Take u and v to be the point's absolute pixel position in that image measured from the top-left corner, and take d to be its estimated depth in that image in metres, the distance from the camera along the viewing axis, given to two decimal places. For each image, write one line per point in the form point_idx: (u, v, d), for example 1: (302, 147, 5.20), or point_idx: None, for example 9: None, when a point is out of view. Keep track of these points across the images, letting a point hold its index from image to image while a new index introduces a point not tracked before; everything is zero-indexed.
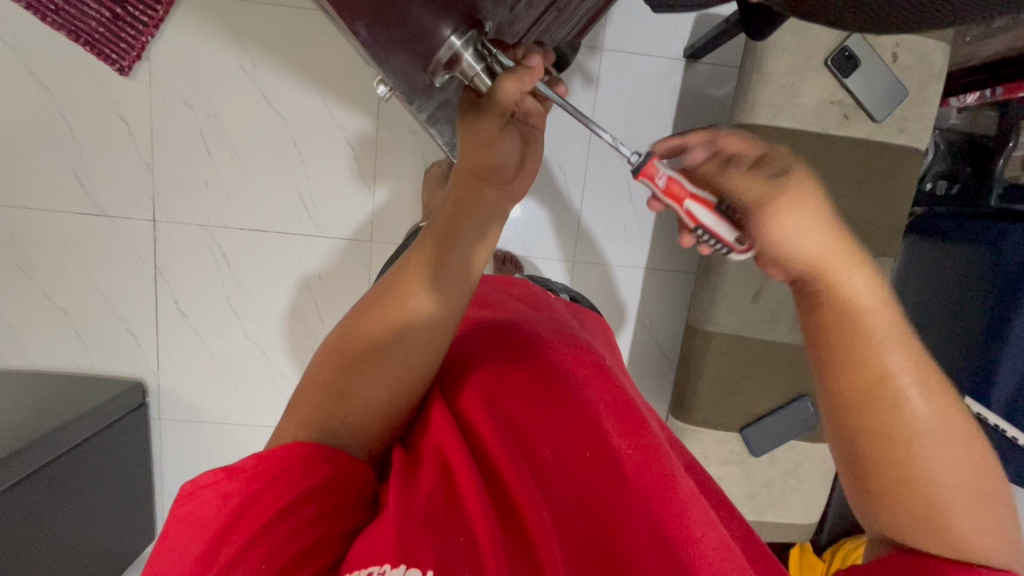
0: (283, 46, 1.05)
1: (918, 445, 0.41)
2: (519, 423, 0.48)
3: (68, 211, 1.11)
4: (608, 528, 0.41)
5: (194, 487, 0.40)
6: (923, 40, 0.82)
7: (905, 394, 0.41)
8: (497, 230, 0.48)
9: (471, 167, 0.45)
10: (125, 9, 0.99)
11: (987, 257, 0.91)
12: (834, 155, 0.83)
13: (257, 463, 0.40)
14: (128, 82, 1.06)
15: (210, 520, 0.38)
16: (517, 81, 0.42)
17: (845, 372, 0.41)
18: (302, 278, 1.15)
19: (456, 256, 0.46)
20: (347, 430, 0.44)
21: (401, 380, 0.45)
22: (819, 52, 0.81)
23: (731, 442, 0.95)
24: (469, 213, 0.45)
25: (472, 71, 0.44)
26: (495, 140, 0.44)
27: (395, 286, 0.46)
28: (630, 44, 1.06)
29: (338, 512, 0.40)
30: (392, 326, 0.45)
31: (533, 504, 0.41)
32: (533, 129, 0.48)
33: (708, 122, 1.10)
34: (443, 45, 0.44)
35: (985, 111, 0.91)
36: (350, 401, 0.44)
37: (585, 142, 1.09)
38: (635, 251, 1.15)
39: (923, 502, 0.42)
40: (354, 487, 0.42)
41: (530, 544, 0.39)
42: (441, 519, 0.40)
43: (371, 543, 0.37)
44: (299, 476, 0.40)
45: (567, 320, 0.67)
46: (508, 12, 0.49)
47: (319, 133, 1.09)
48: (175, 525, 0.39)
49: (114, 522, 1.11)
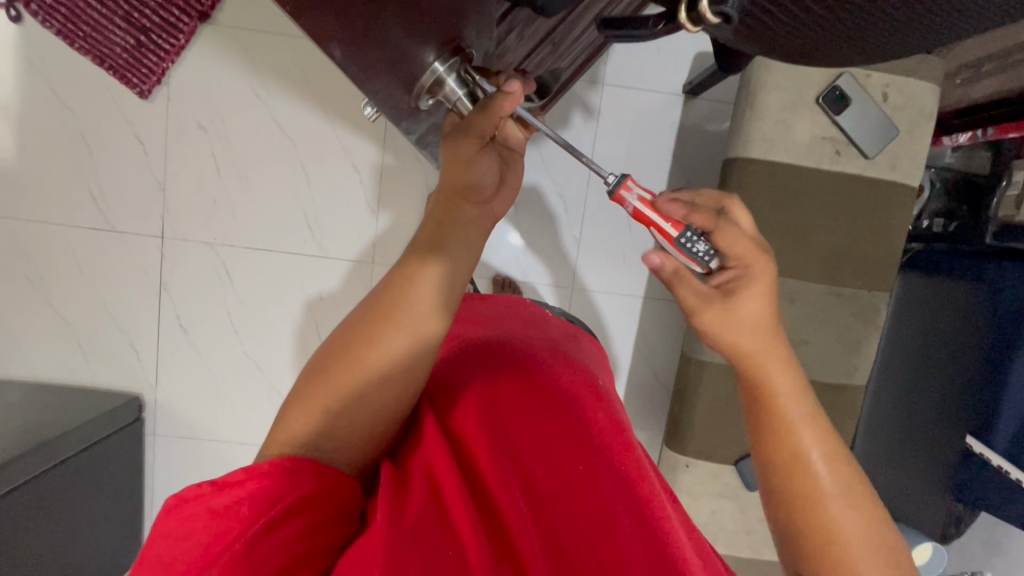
0: (297, 74, 1.09)
1: (826, 502, 0.45)
2: (510, 437, 0.48)
3: (81, 226, 1.14)
4: (595, 542, 0.40)
5: (178, 501, 0.38)
6: (913, 81, 0.84)
7: (808, 458, 0.46)
8: (480, 247, 0.49)
9: (452, 184, 0.47)
10: (149, 37, 1.04)
11: (987, 297, 0.90)
12: (825, 191, 0.84)
13: (244, 477, 0.39)
14: (147, 105, 1.10)
15: (197, 534, 0.37)
16: (495, 109, 0.45)
17: (765, 435, 0.47)
18: (304, 299, 1.17)
19: (431, 280, 0.46)
20: (332, 445, 0.44)
21: (388, 396, 0.46)
22: (810, 90, 0.83)
23: (726, 475, 0.94)
24: (454, 229, 0.47)
25: (455, 95, 0.47)
26: (474, 161, 0.46)
27: (386, 303, 0.46)
28: (629, 80, 1.10)
29: (324, 527, 0.40)
30: (377, 342, 0.45)
31: (523, 526, 0.41)
32: (512, 152, 0.50)
33: (706, 155, 1.13)
34: (427, 70, 0.47)
35: (977, 150, 0.94)
36: (337, 415, 0.44)
37: (585, 172, 1.12)
38: (632, 279, 1.16)
39: (832, 557, 0.44)
40: (340, 500, 0.42)
41: (520, 564, 0.38)
42: (431, 534, 0.39)
43: (362, 551, 0.35)
44: (286, 489, 0.39)
45: (560, 339, 0.67)
46: (496, 41, 0.53)
47: (327, 157, 1.12)
48: (158, 541, 0.37)
49: (102, 537, 1.09)
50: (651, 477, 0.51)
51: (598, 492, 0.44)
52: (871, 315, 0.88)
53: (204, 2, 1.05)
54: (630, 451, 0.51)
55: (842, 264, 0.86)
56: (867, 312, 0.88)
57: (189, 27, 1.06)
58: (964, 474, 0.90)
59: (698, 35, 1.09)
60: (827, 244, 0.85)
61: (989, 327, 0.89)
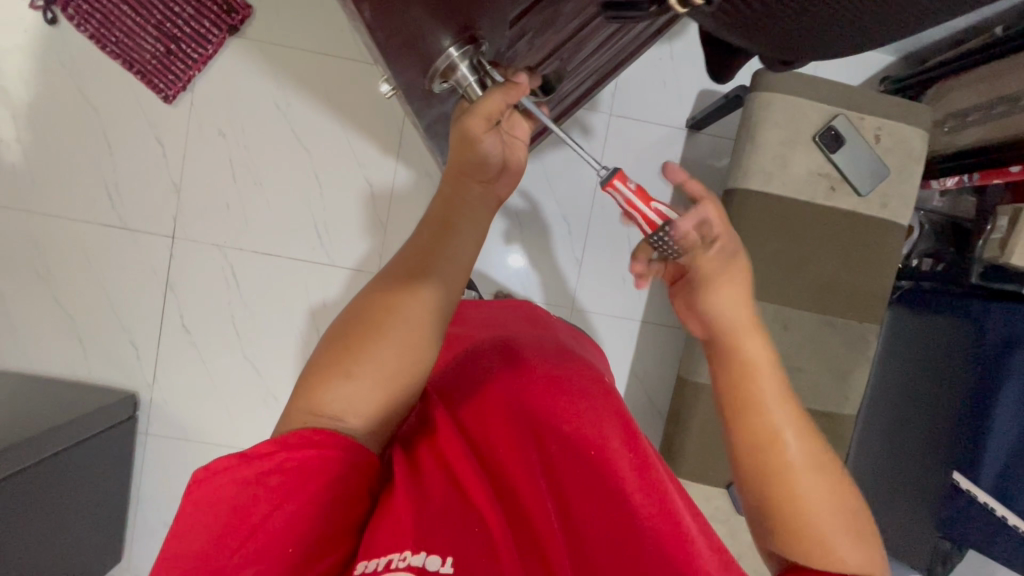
0: (318, 88, 1.14)
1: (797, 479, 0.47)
2: (524, 424, 0.51)
3: (93, 223, 1.16)
4: (611, 522, 0.44)
5: (210, 473, 0.42)
6: (903, 125, 0.89)
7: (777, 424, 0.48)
8: (487, 222, 0.53)
9: (459, 164, 0.50)
10: (178, 46, 1.10)
11: (974, 332, 0.93)
12: (819, 223, 0.88)
13: (272, 449, 0.42)
14: (170, 109, 1.14)
15: (229, 501, 0.40)
16: (503, 95, 0.47)
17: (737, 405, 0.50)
18: (308, 306, 1.18)
19: (447, 256, 0.50)
20: (352, 413, 0.46)
21: (402, 359, 0.48)
22: (807, 128, 0.88)
23: (717, 498, 0.95)
24: (463, 209, 0.51)
25: (466, 81, 0.50)
26: (480, 140, 0.48)
27: (399, 274, 0.50)
28: (636, 112, 1.16)
29: (351, 506, 0.44)
30: (393, 311, 0.48)
31: (538, 499, 0.44)
32: (516, 139, 0.52)
33: (707, 187, 1.17)
34: (441, 55, 0.49)
35: (964, 197, 1.00)
36: (356, 381, 0.46)
37: (590, 195, 1.16)
38: (630, 302, 1.19)
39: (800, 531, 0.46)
40: (365, 483, 0.46)
41: (536, 532, 0.41)
42: (453, 512, 0.43)
43: (390, 529, 0.39)
44: (313, 461, 0.42)
45: (566, 339, 0.70)
46: (506, 42, 0.54)
47: (341, 168, 1.16)
48: (194, 507, 0.41)
49: (86, 536, 1.08)
50: (658, 466, 0.54)
51: (610, 478, 0.48)
52: (863, 346, 0.91)
53: (235, 17, 1.10)
54: (638, 443, 0.55)
55: (835, 295, 0.89)
56: (859, 342, 0.91)
57: (217, 39, 1.11)
58: (950, 510, 0.90)
59: (702, 74, 1.15)
60: (821, 275, 0.89)
61: (974, 359, 0.92)
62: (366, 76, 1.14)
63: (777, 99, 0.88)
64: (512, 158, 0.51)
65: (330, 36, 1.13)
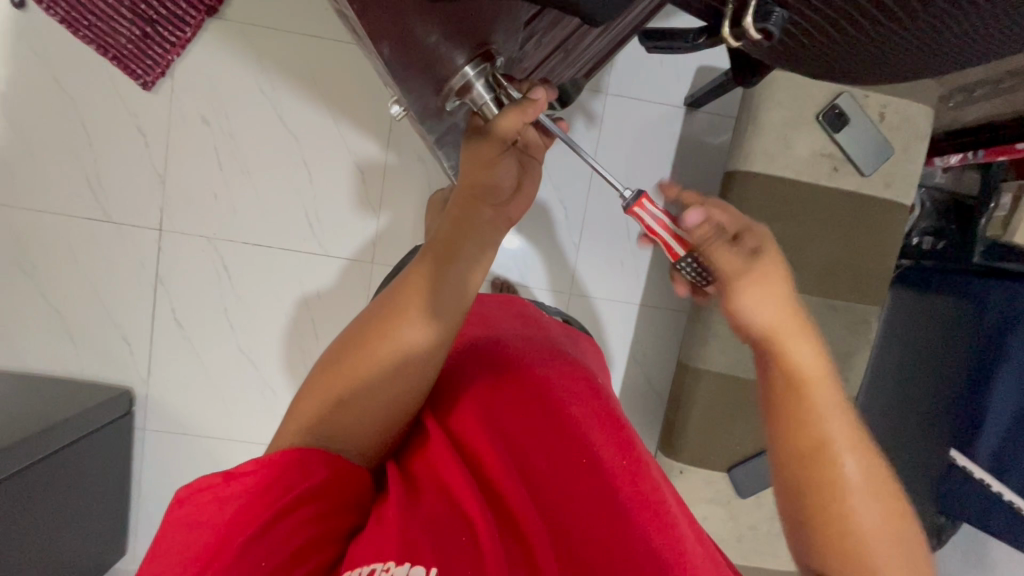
0: (304, 70, 1.09)
1: (849, 493, 0.45)
2: (516, 433, 0.50)
3: (76, 216, 1.13)
4: (601, 530, 0.43)
5: (193, 490, 0.44)
6: (909, 103, 0.87)
7: (838, 447, 0.46)
8: (494, 245, 0.50)
9: (472, 184, 0.47)
10: (154, 28, 1.05)
11: (975, 312, 0.91)
12: (820, 206, 0.87)
13: (255, 468, 0.44)
14: (150, 96, 1.10)
15: (210, 519, 0.42)
16: (519, 113, 0.42)
17: (791, 420, 0.47)
18: (302, 297, 1.16)
19: (453, 279, 0.48)
20: (346, 435, 0.48)
21: (401, 382, 0.48)
22: (810, 108, 0.86)
23: (719, 482, 0.96)
24: (469, 228, 0.48)
25: (481, 100, 0.46)
26: (494, 164, 0.46)
27: (396, 297, 0.48)
28: (634, 92, 1.12)
29: (335, 514, 0.44)
30: (396, 335, 0.47)
31: (531, 512, 0.43)
32: (533, 158, 0.50)
33: (706, 167, 1.15)
34: (457, 74, 0.46)
35: (967, 173, 0.95)
36: (350, 406, 0.47)
37: (587, 178, 1.14)
38: (629, 286, 1.17)
39: (852, 548, 0.44)
40: (353, 491, 0.46)
41: (527, 545, 0.41)
42: (441, 526, 0.43)
43: (378, 542, 0.40)
44: (297, 478, 0.43)
45: (562, 339, 0.69)
46: (518, 47, 0.52)
47: (330, 154, 1.12)
48: (176, 525, 0.43)
49: (89, 532, 1.08)
50: (652, 469, 0.54)
51: (602, 485, 0.47)
52: (863, 328, 0.90)
53: None
54: (631, 445, 0.54)
55: (837, 278, 0.88)
56: (859, 325, 0.90)
57: (196, 21, 1.06)
58: (949, 485, 0.91)
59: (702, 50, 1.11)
60: (821, 258, 0.88)
61: (975, 339, 0.91)
62: (353, 59, 1.10)
63: (780, 78, 0.85)
64: (527, 174, 0.50)
65: (314, 16, 1.08)
